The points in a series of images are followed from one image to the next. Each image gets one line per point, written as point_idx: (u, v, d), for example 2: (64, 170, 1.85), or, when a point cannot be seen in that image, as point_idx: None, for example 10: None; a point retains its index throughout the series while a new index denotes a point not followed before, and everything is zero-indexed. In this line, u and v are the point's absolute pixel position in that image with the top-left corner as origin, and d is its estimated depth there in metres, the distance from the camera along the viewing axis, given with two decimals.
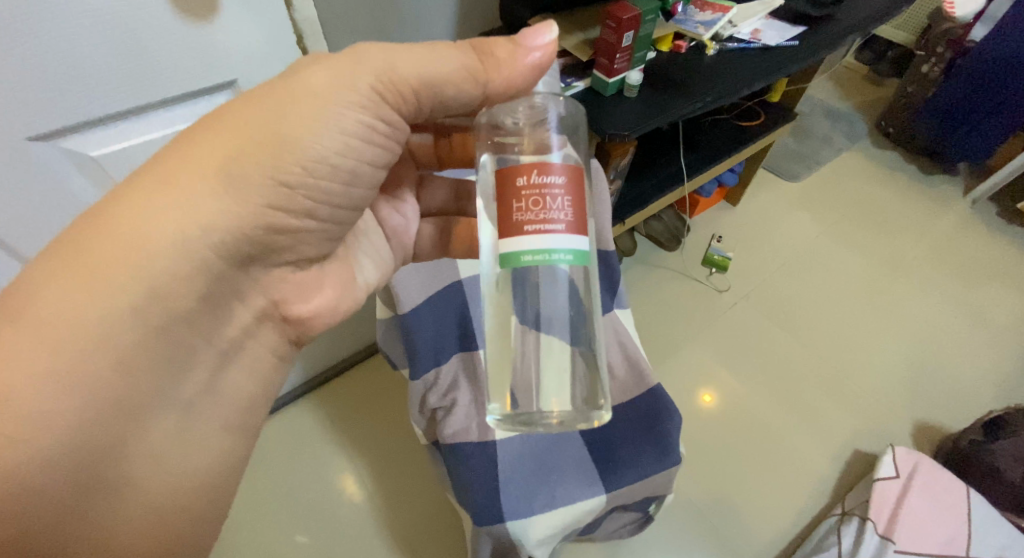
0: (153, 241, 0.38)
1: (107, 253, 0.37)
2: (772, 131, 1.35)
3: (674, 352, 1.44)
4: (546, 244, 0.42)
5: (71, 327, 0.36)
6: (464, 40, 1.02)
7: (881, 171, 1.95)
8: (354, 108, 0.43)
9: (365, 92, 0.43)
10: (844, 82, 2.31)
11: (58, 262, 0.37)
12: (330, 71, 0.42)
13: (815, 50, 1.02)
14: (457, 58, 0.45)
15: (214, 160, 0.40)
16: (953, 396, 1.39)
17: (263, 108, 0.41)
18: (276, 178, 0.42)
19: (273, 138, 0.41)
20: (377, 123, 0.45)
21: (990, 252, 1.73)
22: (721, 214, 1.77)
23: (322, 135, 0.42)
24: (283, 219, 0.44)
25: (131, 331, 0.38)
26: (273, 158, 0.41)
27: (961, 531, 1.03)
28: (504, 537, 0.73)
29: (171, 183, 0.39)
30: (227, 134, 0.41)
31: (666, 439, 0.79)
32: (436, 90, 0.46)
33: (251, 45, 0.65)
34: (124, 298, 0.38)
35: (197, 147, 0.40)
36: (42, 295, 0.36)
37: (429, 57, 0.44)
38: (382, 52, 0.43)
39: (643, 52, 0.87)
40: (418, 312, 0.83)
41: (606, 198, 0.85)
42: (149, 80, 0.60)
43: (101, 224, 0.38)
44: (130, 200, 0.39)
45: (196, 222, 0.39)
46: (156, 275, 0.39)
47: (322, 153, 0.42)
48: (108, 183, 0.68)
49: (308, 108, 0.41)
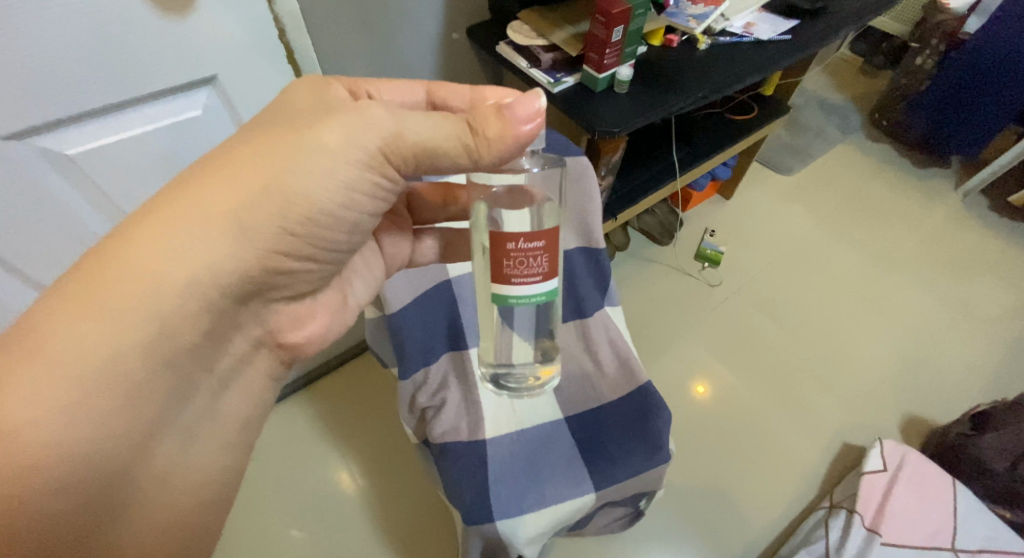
0: (167, 279, 0.41)
1: (122, 289, 0.40)
2: (766, 124, 1.34)
3: (667, 346, 1.44)
4: (527, 292, 0.55)
5: (91, 356, 0.39)
6: (452, 34, 0.99)
7: (874, 164, 1.95)
8: (357, 166, 0.45)
9: (367, 149, 0.45)
10: (839, 74, 2.31)
11: (68, 299, 0.39)
12: (344, 134, 0.44)
13: (807, 44, 1.01)
14: (449, 137, 0.43)
15: (226, 210, 0.42)
16: (942, 389, 1.40)
17: (272, 156, 0.43)
18: (285, 227, 0.45)
19: (282, 190, 0.43)
20: (379, 178, 0.47)
21: (981, 245, 1.73)
22: (714, 208, 1.77)
23: (327, 187, 0.45)
24: (285, 262, 0.48)
25: (143, 364, 0.42)
26: (284, 210, 0.44)
27: (947, 524, 1.04)
28: (493, 536, 0.72)
29: (183, 229, 0.41)
30: (237, 183, 0.43)
31: (655, 438, 0.79)
32: (429, 157, 0.45)
33: (232, 42, 0.64)
34: (136, 333, 0.41)
35: (208, 190, 0.42)
36: (58, 327, 0.38)
37: (422, 125, 0.43)
38: (385, 115, 0.44)
39: (633, 47, 0.85)
40: (407, 312, 0.82)
41: (594, 194, 0.84)
42: (126, 78, 0.59)
43: (114, 260, 0.40)
44: (141, 236, 0.41)
45: (206, 266, 0.42)
46: (166, 312, 0.42)
47: (322, 213, 0.46)
48: (86, 183, 0.66)
49: (318, 168, 0.43)
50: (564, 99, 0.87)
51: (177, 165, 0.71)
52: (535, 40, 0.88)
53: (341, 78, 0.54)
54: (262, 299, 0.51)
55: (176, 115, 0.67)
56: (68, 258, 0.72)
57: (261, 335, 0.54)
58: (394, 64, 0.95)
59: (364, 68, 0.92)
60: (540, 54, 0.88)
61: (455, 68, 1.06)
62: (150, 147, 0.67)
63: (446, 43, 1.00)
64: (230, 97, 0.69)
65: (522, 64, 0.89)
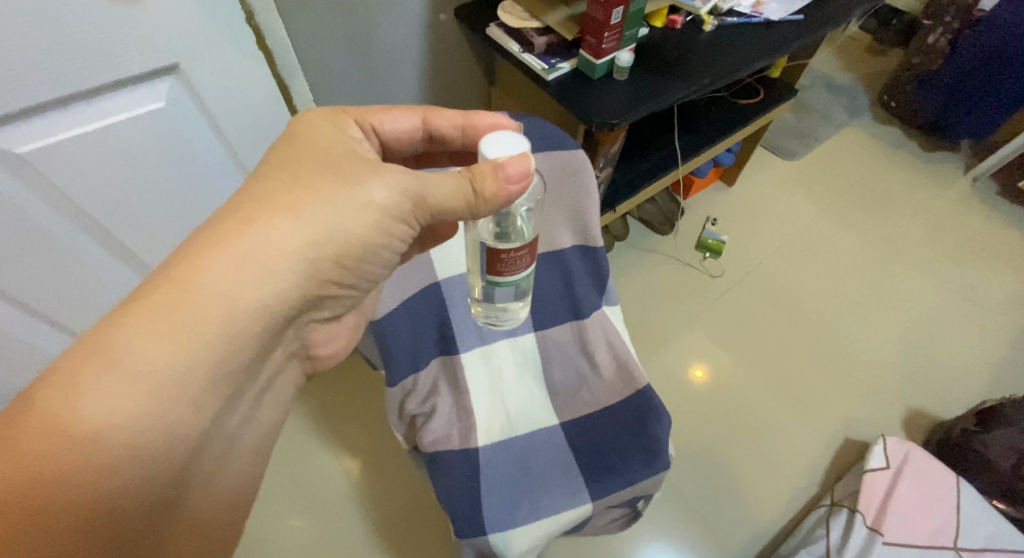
0: (237, 309, 0.41)
1: (194, 315, 0.39)
2: (774, 108, 1.28)
3: (667, 339, 1.41)
4: (514, 280, 0.63)
5: (161, 378, 0.38)
6: (439, 15, 0.92)
7: (881, 148, 1.89)
8: (396, 216, 0.47)
9: (404, 200, 0.47)
10: (847, 53, 2.23)
11: (140, 319, 0.38)
12: (384, 188, 0.46)
13: (820, 25, 0.95)
14: (458, 194, 0.46)
15: (295, 249, 0.43)
16: (947, 380, 1.37)
17: (332, 201, 0.44)
18: (337, 264, 0.46)
19: (346, 238, 0.45)
20: (407, 217, 0.48)
21: (990, 232, 1.69)
22: (716, 195, 1.72)
23: (369, 233, 0.46)
24: (331, 293, 0.49)
25: (209, 389, 0.42)
26: (339, 253, 0.46)
27: (950, 523, 1.02)
28: (486, 549, 0.69)
29: (253, 263, 0.41)
30: (306, 223, 0.43)
31: (655, 445, 0.75)
32: (444, 213, 0.48)
33: (190, 26, 0.58)
34: (204, 359, 0.40)
35: (276, 222, 0.42)
36: (132, 348, 0.37)
37: (439, 182, 0.46)
38: (408, 176, 0.46)
39: (634, 30, 0.79)
40: (393, 318, 0.76)
41: (592, 190, 0.79)
42: (66, 68, 0.53)
43: (186, 285, 0.39)
44: (214, 265, 0.40)
45: (273, 299, 0.43)
46: (234, 340, 0.42)
47: (366, 251, 0.48)
48: (43, 183, 0.61)
49: (366, 218, 0.46)
50: (560, 86, 0.81)
51: (141, 159, 0.66)
52: (528, 23, 0.83)
53: (347, 108, 0.54)
54: (303, 320, 0.51)
55: (136, 109, 0.61)
56: (28, 262, 0.67)
57: (296, 349, 0.55)
58: (376, 47, 0.89)
59: (345, 52, 0.86)
60: (534, 38, 0.82)
61: (444, 52, 0.99)
62: (105, 144, 0.62)
63: (433, 25, 0.93)
64: (197, 89, 0.64)
65: (514, 48, 0.83)
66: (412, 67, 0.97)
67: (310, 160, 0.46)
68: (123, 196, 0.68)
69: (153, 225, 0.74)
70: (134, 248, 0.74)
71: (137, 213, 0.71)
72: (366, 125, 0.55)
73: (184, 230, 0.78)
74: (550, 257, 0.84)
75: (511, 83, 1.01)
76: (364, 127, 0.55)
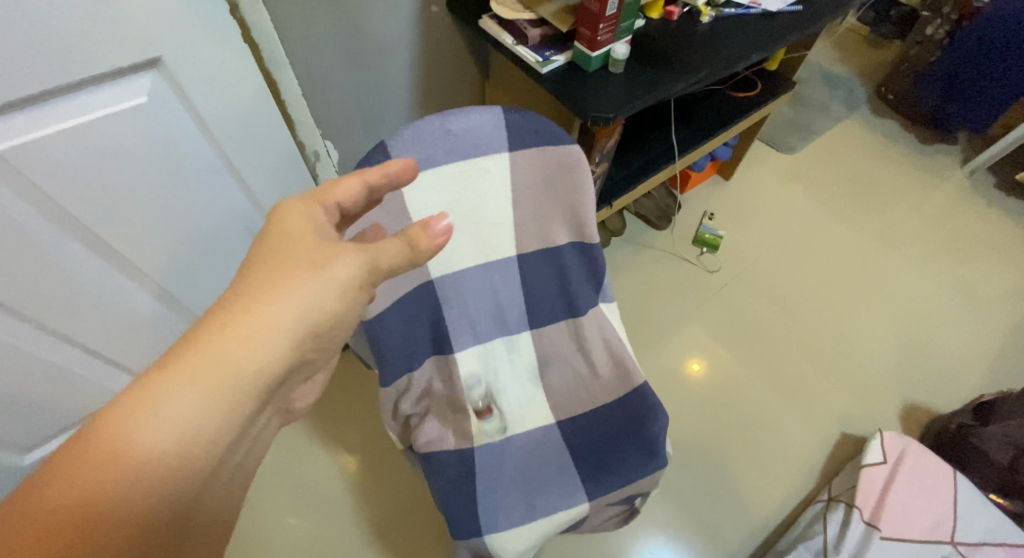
0: (222, 400, 0.41)
1: (178, 414, 0.39)
2: (771, 101, 1.27)
3: (664, 335, 1.40)
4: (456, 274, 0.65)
5: (151, 475, 0.39)
6: (431, 7, 0.91)
7: (878, 141, 1.89)
8: (367, 285, 0.47)
9: (377, 271, 0.47)
10: (844, 46, 2.21)
11: (122, 428, 0.38)
12: (352, 264, 0.45)
13: (818, 17, 0.94)
14: (394, 259, 0.46)
15: (278, 330, 0.43)
16: (944, 374, 1.37)
17: (305, 283, 0.43)
18: (314, 340, 0.46)
19: (327, 313, 0.45)
20: (376, 284, 0.48)
21: (986, 224, 1.68)
22: (713, 190, 1.71)
23: (344, 305, 0.46)
24: (308, 362, 0.49)
25: (200, 475, 0.42)
26: (317, 330, 0.45)
27: (948, 517, 1.02)
28: (482, 550, 0.69)
29: (238, 349, 0.41)
30: (288, 305, 0.43)
31: (651, 443, 0.74)
32: (399, 271, 0.48)
33: (172, 18, 0.56)
34: (193, 450, 0.40)
35: (251, 312, 0.42)
36: (117, 454, 0.37)
37: (388, 248, 0.46)
38: (362, 251, 0.46)
39: (630, 21, 0.78)
40: (385, 319, 0.68)
41: (588, 187, 0.71)
42: (43, 63, 0.51)
43: (167, 387, 0.39)
44: (194, 362, 0.40)
45: (260, 382, 0.43)
46: (220, 430, 0.42)
47: (343, 319, 0.48)
48: (22, 183, 0.59)
49: (342, 292, 0.46)
50: (554, 80, 0.80)
51: (125, 157, 0.64)
52: (521, 14, 0.81)
53: (305, 193, 0.49)
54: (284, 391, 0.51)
55: (118, 105, 0.60)
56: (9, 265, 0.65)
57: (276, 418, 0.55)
58: (366, 40, 0.87)
59: (335, 45, 0.84)
60: (527, 30, 0.80)
61: (435, 45, 0.97)
62: (86, 141, 0.60)
63: (424, 17, 0.91)
64: (181, 84, 0.62)
65: (507, 41, 0.82)
66: (404, 61, 0.95)
67: (288, 239, 0.45)
68: (105, 195, 0.66)
69: (139, 225, 0.72)
70: (120, 248, 0.72)
71: (122, 212, 0.69)
72: (331, 206, 0.50)
73: (171, 230, 0.76)
74: (546, 254, 0.77)
75: (504, 77, 1.00)
76: (325, 209, 0.50)
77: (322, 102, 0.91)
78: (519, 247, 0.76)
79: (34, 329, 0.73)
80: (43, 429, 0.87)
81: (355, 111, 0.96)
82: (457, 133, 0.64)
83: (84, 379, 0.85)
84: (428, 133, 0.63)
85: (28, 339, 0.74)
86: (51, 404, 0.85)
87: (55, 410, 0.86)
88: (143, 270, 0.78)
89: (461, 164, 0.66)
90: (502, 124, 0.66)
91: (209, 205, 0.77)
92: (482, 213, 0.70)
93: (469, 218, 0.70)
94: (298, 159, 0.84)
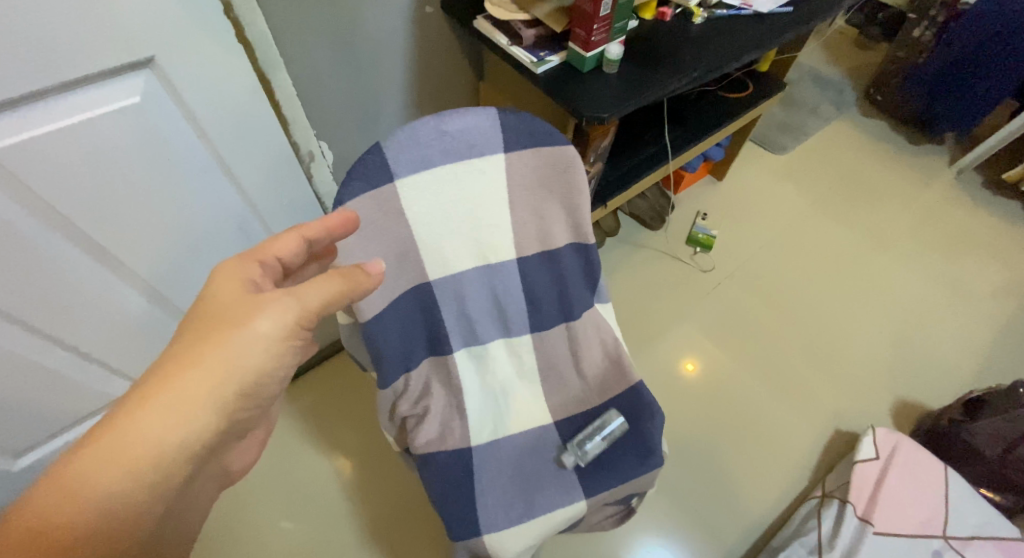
0: (162, 453, 0.43)
1: (117, 470, 0.41)
2: (763, 102, 1.28)
3: (658, 334, 1.40)
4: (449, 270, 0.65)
5: (93, 531, 0.41)
6: (425, 8, 0.91)
7: (868, 141, 1.91)
8: (301, 330, 0.50)
9: (310, 316, 0.50)
10: (833, 47, 2.24)
11: (63, 489, 0.40)
12: (277, 321, 0.48)
13: (808, 18, 0.95)
14: (328, 300, 0.51)
15: (203, 395, 0.45)
16: (935, 370, 1.38)
17: (240, 335, 0.46)
18: (253, 388, 0.48)
19: (255, 373, 0.47)
20: (309, 329, 0.51)
21: (974, 223, 1.71)
22: (707, 190, 1.72)
23: (283, 353, 0.49)
24: (251, 410, 0.52)
25: (142, 525, 0.44)
26: (255, 379, 0.48)
27: (939, 512, 1.03)
28: (480, 551, 0.68)
29: (163, 416, 0.43)
30: (210, 370, 0.45)
31: (648, 441, 0.75)
32: (333, 310, 0.52)
33: (164, 17, 0.55)
34: (134, 503, 0.43)
35: (189, 367, 0.45)
36: (56, 513, 0.39)
37: (322, 291, 0.50)
38: (290, 305, 0.48)
39: (624, 22, 0.78)
40: (383, 318, 0.67)
41: (583, 188, 0.71)
42: (34, 61, 0.51)
43: (107, 446, 0.41)
44: (133, 421, 0.42)
45: (187, 447, 0.44)
46: (160, 481, 0.44)
47: (275, 376, 0.50)
48: (13, 183, 0.59)
49: (270, 350, 0.48)
50: (549, 80, 0.80)
51: (118, 157, 0.64)
52: (516, 15, 0.81)
53: (246, 253, 0.53)
54: (228, 441, 0.53)
55: (110, 104, 0.59)
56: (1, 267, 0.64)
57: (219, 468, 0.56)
58: (360, 41, 0.87)
59: (328, 43, 0.84)
60: (522, 30, 0.81)
61: (430, 45, 0.97)
62: (79, 141, 0.60)
63: (419, 17, 0.91)
64: (174, 83, 0.62)
65: (502, 41, 0.82)
66: (398, 61, 0.95)
67: (223, 297, 0.48)
68: (98, 196, 0.65)
69: (132, 226, 0.71)
70: (113, 249, 0.72)
71: (115, 212, 0.68)
72: (271, 261, 0.54)
73: (164, 231, 0.75)
74: (545, 255, 0.77)
75: (499, 77, 1.00)
76: (264, 264, 0.53)
77: (316, 102, 0.90)
78: (517, 249, 0.75)
79: (24, 331, 0.72)
80: (33, 433, 0.86)
81: (350, 112, 0.96)
82: (454, 134, 0.64)
83: (75, 382, 0.84)
84: (423, 134, 0.62)
85: (18, 342, 0.73)
86: (41, 407, 0.84)
87: (45, 414, 0.85)
88: (136, 271, 0.77)
89: (459, 164, 0.65)
90: (499, 125, 0.66)
91: (203, 206, 0.77)
92: (480, 214, 0.70)
93: (467, 219, 0.69)
94: (293, 160, 0.83)
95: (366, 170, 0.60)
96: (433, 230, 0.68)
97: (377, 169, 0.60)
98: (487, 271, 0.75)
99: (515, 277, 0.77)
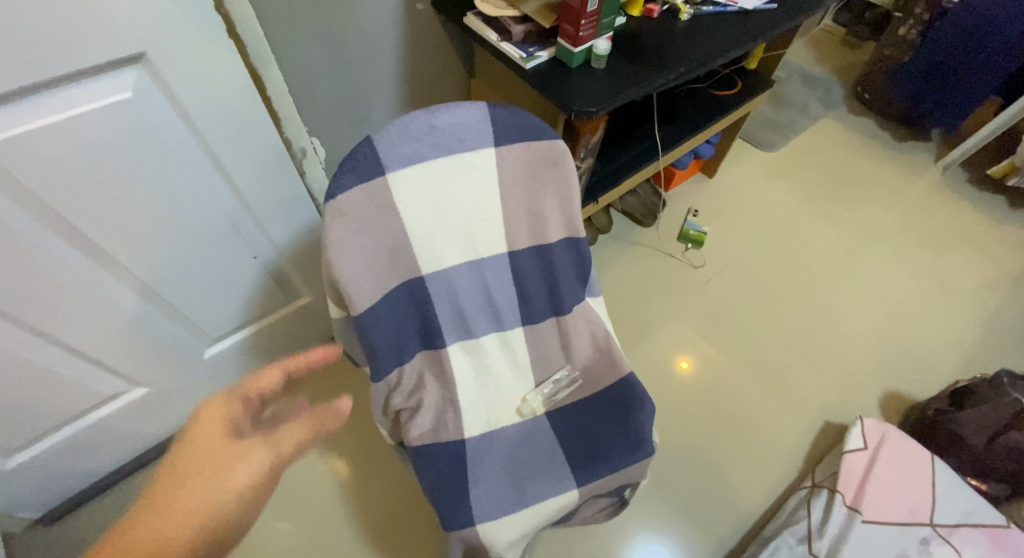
0: None
1: None
2: (751, 99, 1.30)
3: (651, 330, 1.42)
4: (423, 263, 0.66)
5: None
6: (416, 5, 0.92)
7: (855, 139, 1.93)
8: (274, 475, 0.50)
9: (285, 458, 0.51)
10: (822, 46, 2.27)
11: None
12: (255, 464, 0.48)
13: (792, 15, 0.96)
14: (301, 442, 0.53)
15: (170, 542, 0.41)
16: (922, 363, 1.40)
17: (215, 479, 0.46)
18: (222, 540, 0.45)
19: (223, 519, 0.45)
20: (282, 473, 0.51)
21: (960, 218, 1.73)
22: (697, 187, 1.73)
23: (255, 495, 0.47)
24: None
25: None
26: (224, 525, 0.45)
27: (926, 500, 1.05)
28: (474, 541, 0.69)
29: None
30: (182, 513, 0.43)
31: (638, 430, 0.76)
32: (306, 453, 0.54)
33: (155, 11, 0.56)
34: None
35: (156, 515, 0.42)
36: None
37: (297, 432, 0.53)
38: (267, 447, 0.50)
39: (611, 18, 0.79)
40: (375, 312, 0.68)
41: (573, 182, 0.72)
42: (27, 54, 0.51)
43: None
44: None
45: None
46: None
47: (243, 529, 0.47)
48: (5, 179, 0.59)
49: (247, 493, 0.47)
50: (538, 75, 0.81)
51: (110, 152, 0.64)
52: (505, 11, 0.82)
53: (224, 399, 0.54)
54: None
55: (102, 100, 0.60)
56: None
57: None
58: (351, 37, 0.88)
59: (320, 41, 0.84)
60: (511, 27, 0.82)
61: (420, 42, 0.98)
62: (70, 137, 0.60)
63: (409, 15, 0.92)
64: (165, 79, 0.62)
65: (492, 37, 0.83)
66: (389, 58, 0.96)
67: (198, 443, 0.48)
68: (90, 191, 0.66)
69: (125, 221, 0.72)
70: (105, 245, 0.72)
71: (106, 208, 0.69)
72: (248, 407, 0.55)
73: (156, 226, 0.76)
74: (536, 250, 0.78)
75: (490, 74, 1.01)
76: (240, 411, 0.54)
77: (307, 99, 0.91)
78: (509, 244, 0.77)
79: (15, 328, 0.72)
80: (26, 431, 0.86)
81: (341, 109, 0.97)
82: (444, 128, 0.64)
83: (67, 381, 0.84)
84: (414, 128, 0.63)
85: (9, 338, 0.73)
86: (34, 405, 0.84)
87: (38, 411, 0.85)
88: (129, 267, 0.77)
89: (448, 158, 0.66)
90: (488, 119, 0.67)
91: (195, 203, 0.77)
92: (472, 209, 0.71)
93: (459, 213, 0.70)
94: (285, 156, 0.84)
95: (357, 164, 0.61)
96: (426, 225, 0.68)
97: (368, 162, 0.61)
98: (479, 266, 0.76)
99: (505, 271, 0.79)
